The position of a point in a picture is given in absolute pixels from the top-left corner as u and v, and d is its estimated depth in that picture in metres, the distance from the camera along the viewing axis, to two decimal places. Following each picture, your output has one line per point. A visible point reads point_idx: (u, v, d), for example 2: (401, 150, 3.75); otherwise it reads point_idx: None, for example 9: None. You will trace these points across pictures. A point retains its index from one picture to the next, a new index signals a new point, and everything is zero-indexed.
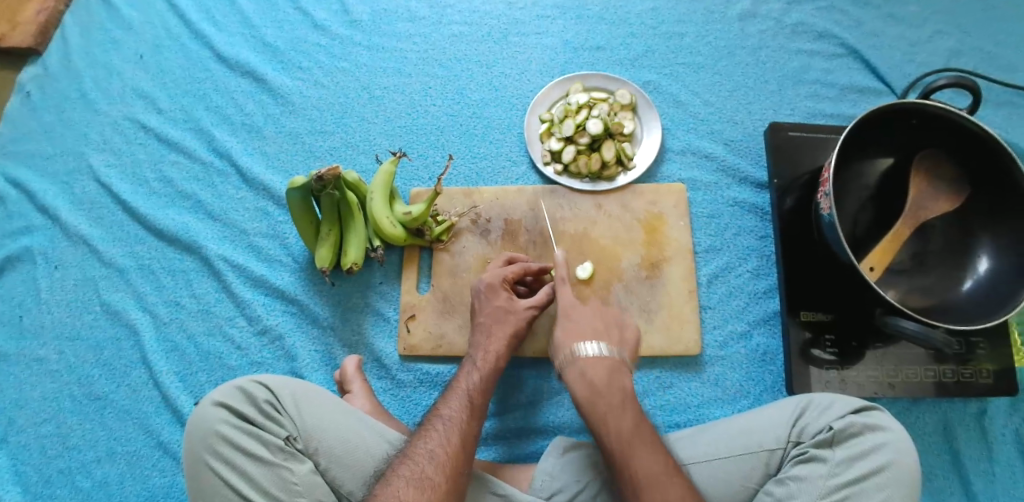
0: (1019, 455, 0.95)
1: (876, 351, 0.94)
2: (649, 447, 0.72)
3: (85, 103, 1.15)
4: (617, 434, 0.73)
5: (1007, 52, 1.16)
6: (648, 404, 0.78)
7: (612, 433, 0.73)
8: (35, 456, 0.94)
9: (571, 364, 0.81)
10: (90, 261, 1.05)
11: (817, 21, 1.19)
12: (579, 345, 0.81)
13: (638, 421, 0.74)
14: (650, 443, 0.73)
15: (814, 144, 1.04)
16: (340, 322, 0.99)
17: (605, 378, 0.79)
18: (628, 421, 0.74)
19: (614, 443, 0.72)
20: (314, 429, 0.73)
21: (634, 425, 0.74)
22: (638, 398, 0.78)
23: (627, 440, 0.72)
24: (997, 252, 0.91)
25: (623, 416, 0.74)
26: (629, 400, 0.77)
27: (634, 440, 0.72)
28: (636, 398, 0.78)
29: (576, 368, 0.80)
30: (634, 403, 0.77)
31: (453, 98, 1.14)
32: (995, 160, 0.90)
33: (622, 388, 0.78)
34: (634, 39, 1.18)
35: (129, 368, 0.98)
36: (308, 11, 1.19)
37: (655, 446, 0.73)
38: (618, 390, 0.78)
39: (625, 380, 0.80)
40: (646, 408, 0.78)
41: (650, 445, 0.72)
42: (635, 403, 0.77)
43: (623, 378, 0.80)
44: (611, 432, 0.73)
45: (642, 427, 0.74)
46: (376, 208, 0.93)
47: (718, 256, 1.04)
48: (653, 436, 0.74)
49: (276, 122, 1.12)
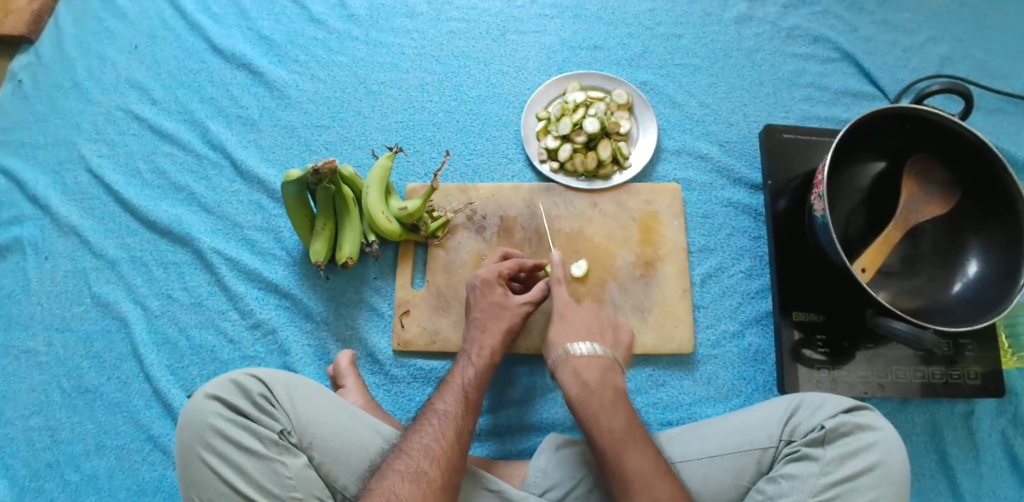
0: (1006, 456, 0.96)
1: (866, 352, 0.95)
2: (605, 377, 0.80)
3: (78, 93, 1.14)
4: (576, 368, 0.81)
5: (998, 59, 1.18)
6: (622, 340, 0.88)
7: (572, 367, 0.81)
8: (22, 449, 0.93)
9: (564, 363, 0.82)
10: (81, 252, 1.04)
11: (812, 25, 1.20)
12: (572, 345, 0.83)
13: (600, 355, 0.82)
14: (609, 375, 0.80)
15: (808, 147, 1.05)
16: (333, 317, 0.98)
17: (578, 318, 0.87)
18: (591, 356, 0.82)
19: (572, 375, 0.80)
20: (308, 423, 0.72)
21: (595, 360, 0.81)
22: (612, 335, 0.87)
23: (583, 371, 0.80)
24: (986, 255, 0.92)
25: (587, 350, 0.82)
26: (598, 336, 0.86)
27: (592, 372, 0.80)
28: (607, 335, 0.86)
29: (569, 367, 0.81)
30: (602, 339, 0.85)
31: (450, 94, 1.14)
32: (985, 164, 0.91)
33: (593, 328, 0.87)
34: (632, 39, 1.18)
35: (119, 361, 0.97)
36: (305, 5, 1.19)
37: (614, 377, 0.81)
38: (587, 328, 0.86)
39: (598, 319, 0.88)
40: (620, 343, 0.87)
41: (607, 378, 0.80)
42: (605, 339, 0.86)
43: (597, 317, 0.89)
44: (572, 366, 0.81)
45: (603, 362, 0.81)
46: (371, 203, 0.93)
47: (711, 256, 1.04)
48: (614, 371, 0.82)
49: (272, 115, 1.12)
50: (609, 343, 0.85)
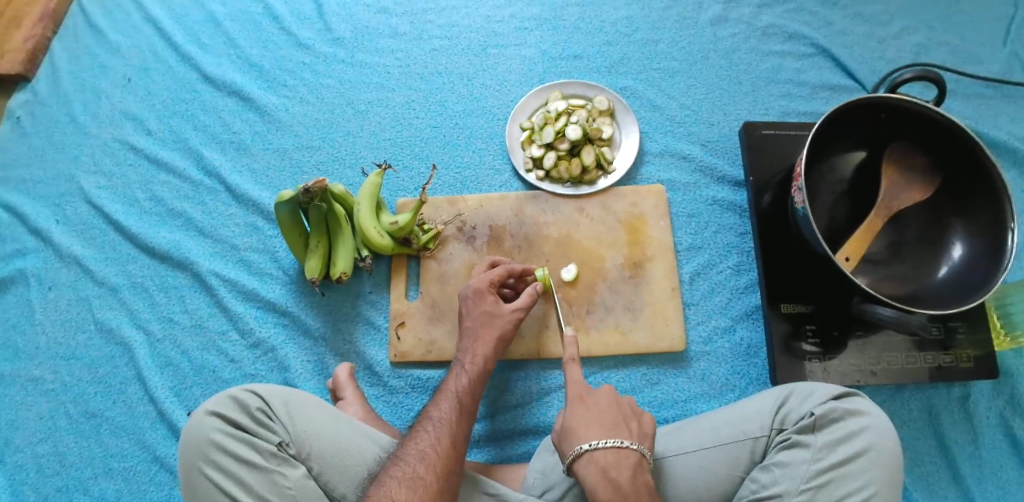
0: (1004, 437, 0.97)
1: (856, 340, 0.96)
2: (637, 479, 0.71)
3: (74, 126, 1.18)
4: (604, 466, 0.71)
5: (973, 45, 1.20)
6: (647, 431, 0.78)
7: (598, 464, 0.72)
8: (33, 476, 0.95)
9: (588, 461, 0.72)
10: (83, 281, 1.06)
11: (787, 23, 1.23)
12: (597, 440, 0.73)
13: (628, 451, 0.73)
14: (640, 473, 0.72)
15: (787, 143, 1.07)
16: (331, 332, 1.00)
17: (599, 405, 0.79)
18: (618, 451, 0.72)
19: (599, 475, 0.71)
20: (307, 434, 0.74)
21: (623, 457, 0.72)
22: (636, 426, 0.77)
23: (613, 470, 0.71)
24: (970, 238, 0.93)
25: (613, 443, 0.73)
26: (622, 428, 0.76)
27: (623, 470, 0.71)
28: (632, 427, 0.77)
29: (594, 465, 0.72)
30: (628, 432, 0.76)
31: (436, 110, 1.17)
32: (963, 149, 0.92)
33: (615, 417, 0.77)
34: (610, 47, 1.21)
35: (124, 385, 1.00)
36: (291, 31, 1.23)
37: (645, 476, 0.72)
38: (610, 419, 0.77)
39: (622, 409, 0.79)
40: (646, 435, 0.77)
41: (638, 477, 0.71)
42: (630, 431, 0.76)
43: (619, 406, 0.79)
44: (598, 463, 0.72)
45: (632, 458, 0.72)
46: (363, 218, 0.95)
47: (699, 254, 1.06)
48: (643, 469, 0.73)
49: (263, 139, 1.15)
50: (635, 435, 0.76)
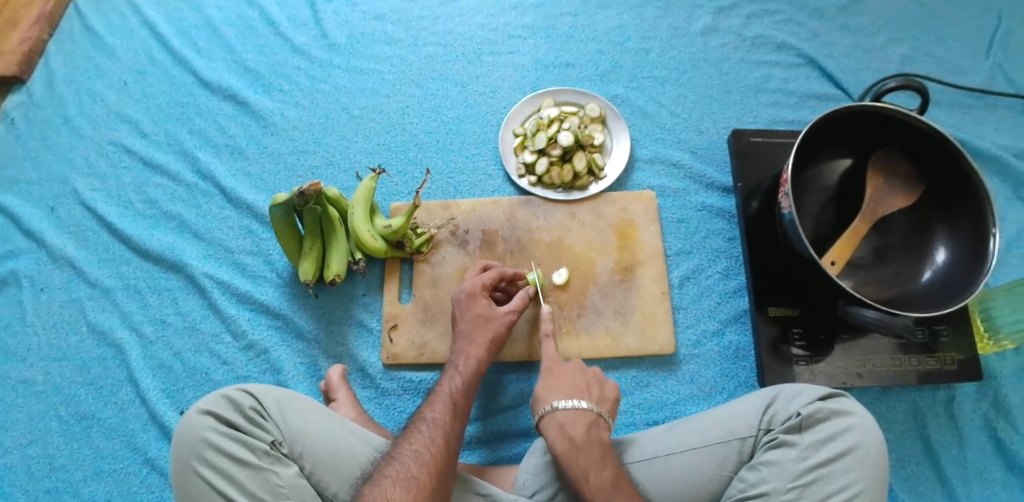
0: (988, 439, 0.98)
1: (843, 344, 0.98)
2: (592, 433, 0.76)
3: (69, 129, 1.19)
4: (561, 423, 0.77)
5: (956, 57, 1.23)
6: (609, 396, 0.84)
7: (557, 422, 0.78)
8: (23, 477, 0.95)
9: (549, 419, 0.79)
10: (75, 283, 1.07)
11: (775, 33, 1.25)
12: (558, 401, 0.80)
13: (585, 411, 0.79)
14: (595, 430, 0.77)
15: (774, 150, 1.09)
16: (324, 335, 1.01)
17: (564, 373, 0.85)
18: (576, 412, 0.79)
19: (557, 430, 0.77)
20: (300, 434, 0.75)
21: (580, 416, 0.78)
22: (598, 391, 0.83)
23: (569, 427, 0.77)
24: (953, 244, 0.95)
25: (573, 404, 0.79)
26: (584, 393, 0.82)
27: (578, 427, 0.77)
28: (593, 391, 0.83)
29: (553, 422, 0.78)
30: (589, 396, 0.82)
31: (430, 115, 1.18)
32: (947, 157, 0.94)
33: (578, 383, 0.83)
34: (603, 56, 1.23)
35: (116, 387, 1.00)
36: (288, 36, 1.24)
37: (599, 432, 0.78)
38: (573, 385, 0.83)
39: (586, 376, 0.85)
40: (607, 399, 0.83)
41: (592, 432, 0.77)
42: (591, 395, 0.82)
43: (584, 374, 0.85)
44: (556, 421, 0.78)
45: (589, 417, 0.78)
46: (357, 222, 0.96)
47: (688, 259, 1.08)
48: (600, 426, 0.78)
49: (258, 143, 1.16)
50: (595, 399, 0.82)
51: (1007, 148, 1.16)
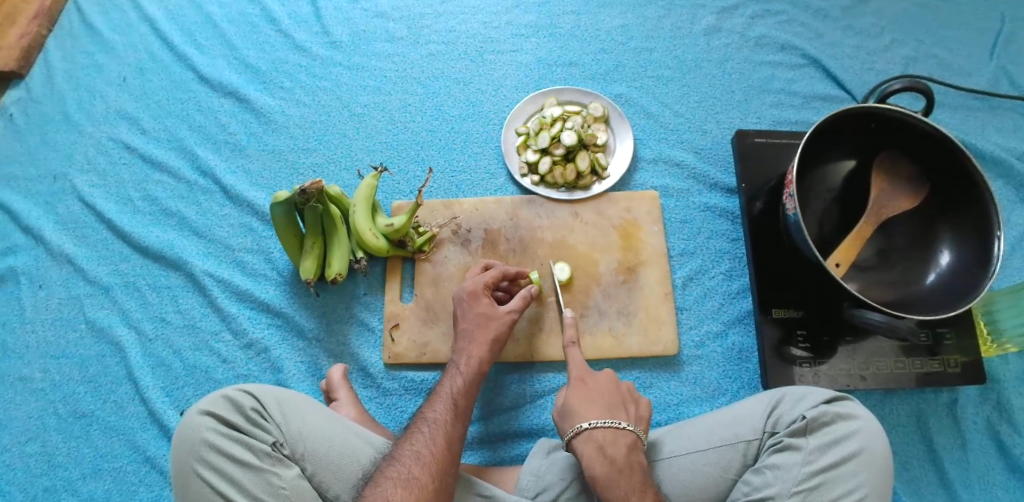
0: (991, 442, 0.98)
1: (846, 346, 0.97)
2: (632, 457, 0.76)
3: (68, 125, 1.18)
4: (601, 444, 0.77)
5: (960, 58, 1.23)
6: (643, 414, 0.83)
7: (595, 442, 0.77)
8: (20, 476, 0.94)
9: (586, 439, 0.78)
10: (74, 280, 1.06)
11: (779, 34, 1.25)
12: (594, 420, 0.79)
13: (625, 431, 0.78)
14: (635, 453, 0.77)
15: (778, 151, 1.09)
16: (325, 334, 1.00)
17: (600, 388, 0.84)
18: (615, 431, 0.78)
19: (597, 452, 0.76)
20: (301, 435, 0.74)
21: (619, 436, 0.78)
22: (633, 409, 0.83)
23: (609, 448, 0.76)
24: (957, 246, 0.95)
25: (611, 424, 0.79)
26: (621, 410, 0.81)
27: (619, 448, 0.77)
28: (629, 409, 0.82)
29: (591, 441, 0.77)
30: (626, 414, 0.81)
31: (432, 114, 1.18)
32: (952, 159, 0.94)
33: (615, 400, 0.83)
34: (605, 55, 1.23)
35: (114, 384, 0.99)
36: (288, 33, 1.23)
37: (638, 454, 0.77)
38: (610, 402, 0.82)
39: (621, 392, 0.84)
40: (641, 418, 0.83)
41: (632, 455, 0.77)
42: (627, 414, 0.81)
43: (618, 389, 0.84)
44: (596, 441, 0.77)
45: (628, 438, 0.78)
46: (359, 221, 0.95)
47: (691, 260, 1.07)
48: (637, 448, 0.78)
49: (259, 140, 1.15)
50: (631, 418, 0.81)
51: (1010, 150, 1.16)
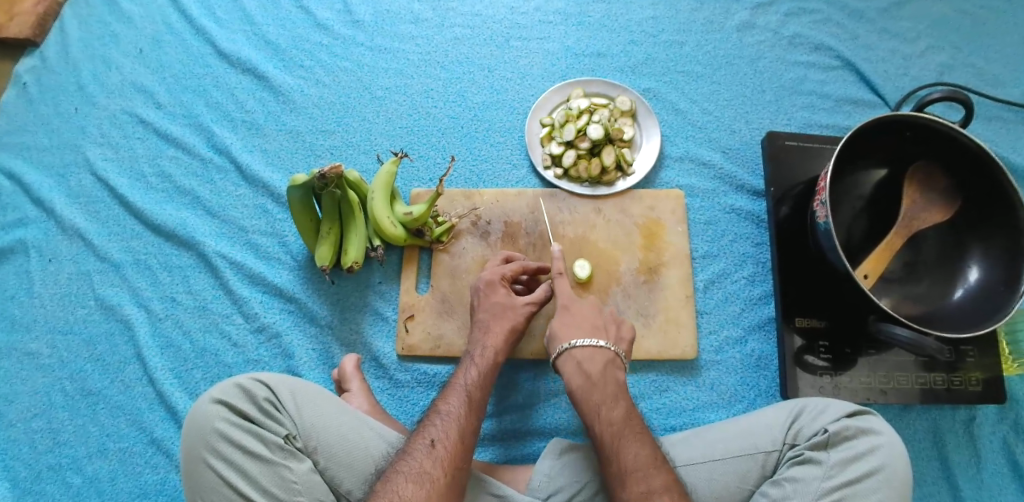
0: (1006, 461, 0.96)
1: (868, 358, 0.95)
2: (608, 372, 0.80)
3: (82, 96, 1.15)
4: (579, 360, 0.81)
5: (997, 68, 1.19)
6: (625, 336, 0.87)
7: (574, 359, 0.81)
8: (25, 451, 0.93)
9: (566, 356, 0.82)
10: (84, 255, 1.04)
11: (813, 33, 1.21)
12: (573, 338, 0.83)
13: (603, 350, 0.82)
14: (611, 370, 0.81)
15: (810, 155, 1.06)
16: (338, 321, 0.98)
17: (583, 311, 0.87)
18: (594, 350, 0.82)
19: (574, 367, 0.81)
20: (313, 428, 0.73)
21: (597, 354, 0.82)
22: (616, 331, 0.86)
23: (585, 363, 0.81)
24: (988, 261, 0.92)
25: (590, 342, 0.82)
26: (602, 332, 0.85)
27: (595, 365, 0.81)
28: (612, 331, 0.86)
29: (570, 358, 0.82)
30: (607, 335, 0.85)
31: (455, 100, 1.14)
32: (987, 172, 0.90)
33: (598, 322, 0.86)
34: (635, 47, 1.19)
35: (123, 364, 0.97)
36: (310, 10, 1.20)
37: (615, 370, 0.81)
38: (593, 324, 0.85)
39: (603, 316, 0.87)
40: (623, 339, 0.86)
41: (608, 371, 0.80)
42: (608, 335, 0.85)
43: (601, 314, 0.87)
44: (575, 357, 0.81)
45: (606, 355, 0.82)
46: (378, 209, 0.92)
47: (714, 262, 1.05)
48: (616, 367, 0.82)
49: (277, 119, 1.12)
50: (612, 338, 0.85)
51: None
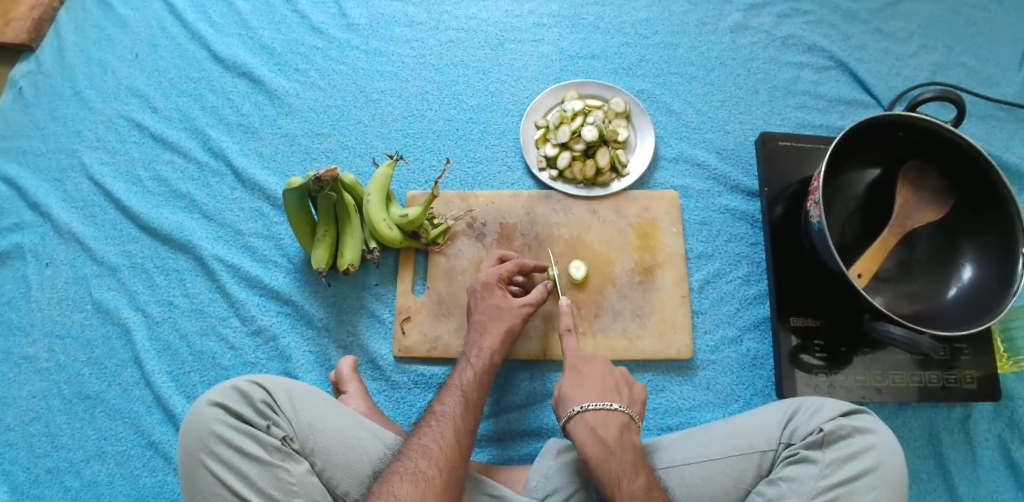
0: (1002, 459, 0.97)
1: (863, 357, 0.96)
2: (624, 437, 0.76)
3: (78, 101, 1.15)
4: (593, 425, 0.77)
5: (989, 67, 1.20)
6: (638, 396, 0.83)
7: (588, 425, 0.77)
8: (23, 455, 0.93)
9: (578, 420, 0.78)
10: (81, 259, 1.04)
11: (806, 34, 1.22)
12: (585, 402, 0.79)
13: (617, 412, 0.78)
14: (627, 433, 0.77)
15: (804, 155, 1.06)
16: (335, 324, 0.99)
17: (593, 374, 0.84)
18: (607, 413, 0.78)
19: (588, 433, 0.76)
20: (311, 430, 0.73)
21: (611, 417, 0.78)
22: (627, 391, 0.83)
23: (601, 429, 0.76)
24: (981, 261, 0.92)
25: (603, 405, 0.79)
26: (614, 394, 0.81)
27: (610, 430, 0.76)
28: (623, 392, 0.82)
29: (583, 423, 0.77)
30: (619, 397, 0.81)
31: (451, 102, 1.15)
32: (980, 173, 0.91)
33: (608, 384, 0.83)
34: (629, 48, 1.20)
35: (120, 368, 0.97)
36: (305, 14, 1.20)
37: (631, 435, 0.77)
38: (604, 385, 0.82)
39: (613, 377, 0.84)
40: (636, 400, 0.83)
41: (624, 437, 0.76)
42: (621, 396, 0.81)
43: (612, 373, 0.85)
44: (588, 422, 0.77)
45: (620, 419, 0.78)
46: (373, 211, 0.93)
47: (709, 263, 1.05)
48: (631, 430, 0.78)
49: (272, 123, 1.13)
50: (625, 400, 0.81)
51: None
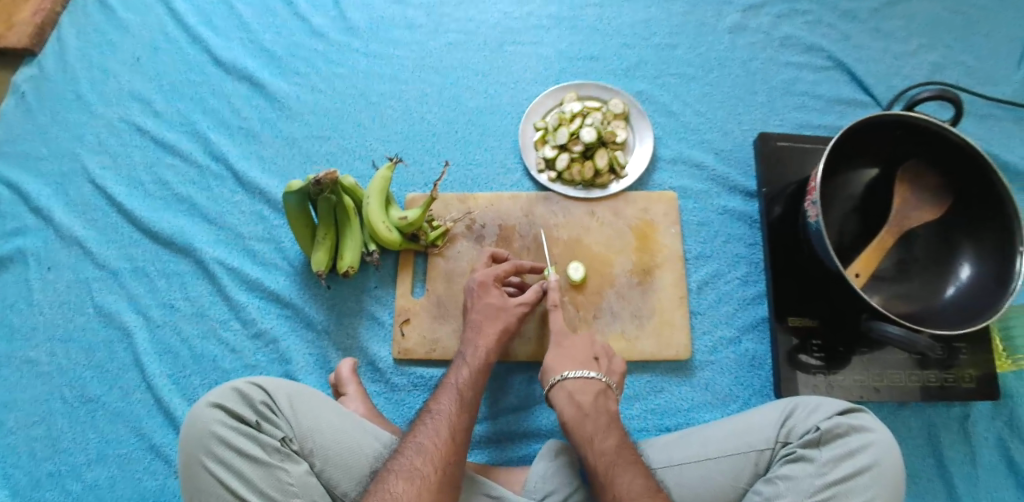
0: (1002, 458, 0.97)
1: (861, 357, 0.96)
2: (600, 402, 0.81)
3: (80, 105, 1.16)
4: (570, 392, 0.82)
5: (988, 66, 1.20)
6: (617, 367, 0.87)
7: (566, 391, 0.82)
8: (25, 459, 0.94)
9: (558, 388, 0.83)
10: (83, 263, 1.05)
11: (805, 34, 1.22)
12: (565, 372, 0.84)
13: (594, 380, 0.83)
14: (603, 400, 0.81)
15: (802, 155, 1.07)
16: (334, 326, 0.99)
17: (575, 345, 0.87)
18: (585, 381, 0.82)
19: (567, 399, 0.81)
20: (310, 431, 0.74)
21: (588, 384, 0.82)
22: (608, 362, 0.87)
23: (578, 395, 0.81)
24: (979, 260, 0.92)
25: (581, 374, 0.83)
26: (593, 363, 0.85)
27: (586, 396, 0.81)
28: (603, 362, 0.86)
29: (562, 390, 0.82)
30: (598, 367, 0.85)
31: (450, 105, 1.15)
32: (980, 173, 0.91)
33: (589, 355, 0.87)
34: (627, 50, 1.20)
35: (121, 371, 0.98)
36: (306, 17, 1.21)
37: (607, 402, 0.82)
38: (584, 356, 0.86)
39: (595, 348, 0.88)
40: (615, 371, 0.86)
41: (600, 402, 0.81)
42: (600, 366, 0.85)
43: (593, 345, 0.88)
44: (566, 389, 0.82)
45: (597, 386, 0.82)
46: (373, 213, 0.93)
47: (707, 263, 1.06)
48: (608, 397, 0.82)
49: (273, 126, 1.13)
50: (604, 369, 0.85)
51: None
